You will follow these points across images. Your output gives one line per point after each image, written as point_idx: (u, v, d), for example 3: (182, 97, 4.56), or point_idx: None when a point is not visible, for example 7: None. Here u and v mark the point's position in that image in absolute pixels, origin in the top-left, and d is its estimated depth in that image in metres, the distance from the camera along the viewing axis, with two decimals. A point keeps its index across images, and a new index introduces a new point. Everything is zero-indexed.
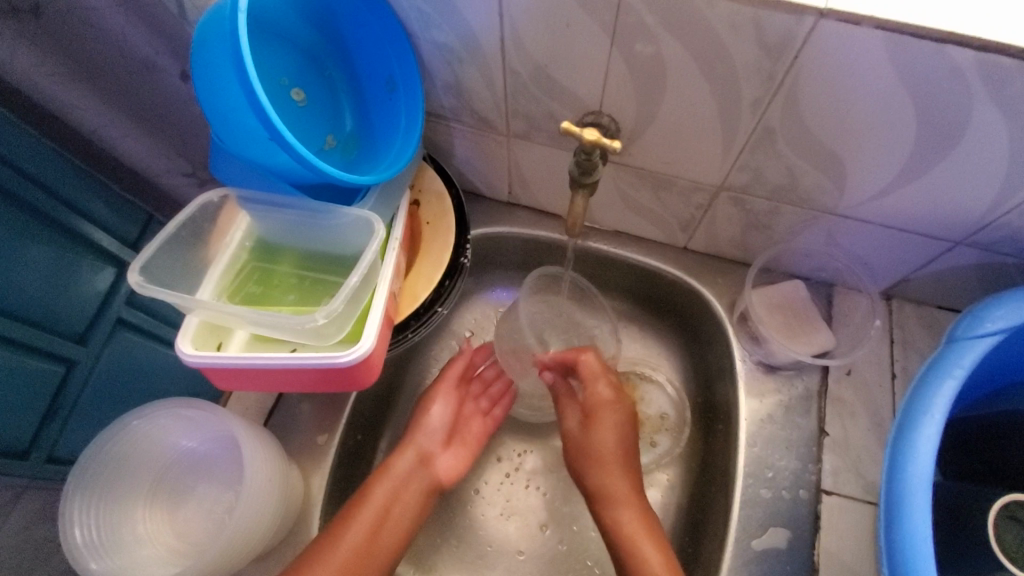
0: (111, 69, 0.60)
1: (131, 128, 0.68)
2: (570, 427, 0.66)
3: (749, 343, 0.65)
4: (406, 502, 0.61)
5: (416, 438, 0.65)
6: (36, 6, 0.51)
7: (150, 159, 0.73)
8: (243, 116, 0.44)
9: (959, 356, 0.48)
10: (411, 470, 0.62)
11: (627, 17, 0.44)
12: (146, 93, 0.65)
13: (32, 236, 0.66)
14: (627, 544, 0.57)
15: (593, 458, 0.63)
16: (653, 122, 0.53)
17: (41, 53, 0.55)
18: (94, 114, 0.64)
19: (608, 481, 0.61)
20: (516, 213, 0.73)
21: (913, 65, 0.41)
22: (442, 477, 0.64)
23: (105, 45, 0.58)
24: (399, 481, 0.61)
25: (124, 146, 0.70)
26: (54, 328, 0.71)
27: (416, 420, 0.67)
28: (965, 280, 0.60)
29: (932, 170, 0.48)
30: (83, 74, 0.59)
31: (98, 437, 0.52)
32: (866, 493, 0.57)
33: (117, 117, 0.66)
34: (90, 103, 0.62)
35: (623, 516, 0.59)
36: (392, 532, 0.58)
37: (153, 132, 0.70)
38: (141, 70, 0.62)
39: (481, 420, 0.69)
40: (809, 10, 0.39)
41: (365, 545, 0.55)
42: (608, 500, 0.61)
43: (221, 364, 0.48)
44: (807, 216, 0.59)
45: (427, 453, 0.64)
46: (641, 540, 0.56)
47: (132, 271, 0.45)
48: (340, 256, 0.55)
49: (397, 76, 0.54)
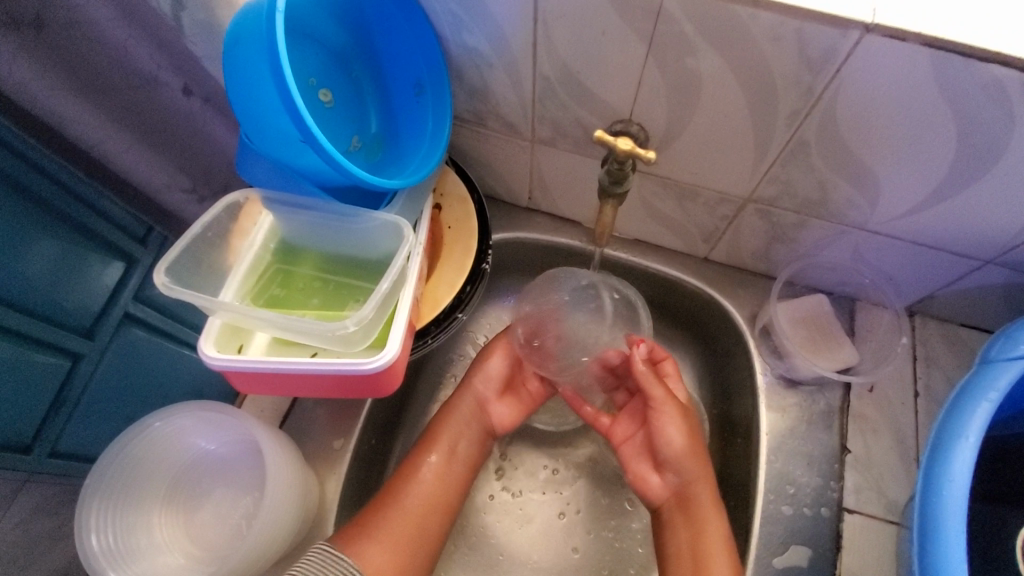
0: (112, 84, 0.61)
1: (131, 142, 0.67)
2: (671, 424, 0.60)
3: (771, 357, 0.65)
4: (469, 443, 0.63)
5: (472, 383, 0.65)
6: (36, 19, 0.52)
7: (150, 172, 0.72)
8: (274, 116, 0.43)
9: (993, 377, 0.48)
10: (469, 415, 0.64)
11: (664, 26, 0.43)
12: (145, 107, 0.66)
13: (41, 227, 0.64)
14: (707, 520, 0.56)
15: (693, 454, 0.58)
16: (684, 131, 0.52)
17: (43, 66, 0.54)
18: (95, 128, 0.63)
19: (699, 473, 0.58)
20: (536, 219, 0.72)
21: (959, 83, 0.40)
22: (498, 423, 0.65)
23: (108, 59, 0.59)
24: (458, 427, 0.63)
25: (122, 160, 0.68)
26: (64, 323, 0.70)
27: (472, 367, 0.67)
28: (992, 299, 0.60)
29: (968, 189, 0.48)
30: (87, 88, 0.59)
31: (118, 438, 0.51)
32: (889, 512, 0.57)
33: (118, 132, 0.65)
34: (91, 118, 0.62)
35: (707, 498, 0.57)
36: (460, 473, 0.61)
37: (155, 145, 0.70)
38: (143, 85, 0.63)
39: (535, 382, 0.68)
40: (854, 25, 0.39)
41: (437, 489, 0.59)
42: (697, 489, 0.58)
43: (244, 367, 0.47)
44: (834, 230, 0.58)
45: (482, 398, 0.65)
46: (713, 525, 0.56)
47: (158, 272, 0.44)
48: (365, 260, 0.54)
49: (425, 79, 0.54)
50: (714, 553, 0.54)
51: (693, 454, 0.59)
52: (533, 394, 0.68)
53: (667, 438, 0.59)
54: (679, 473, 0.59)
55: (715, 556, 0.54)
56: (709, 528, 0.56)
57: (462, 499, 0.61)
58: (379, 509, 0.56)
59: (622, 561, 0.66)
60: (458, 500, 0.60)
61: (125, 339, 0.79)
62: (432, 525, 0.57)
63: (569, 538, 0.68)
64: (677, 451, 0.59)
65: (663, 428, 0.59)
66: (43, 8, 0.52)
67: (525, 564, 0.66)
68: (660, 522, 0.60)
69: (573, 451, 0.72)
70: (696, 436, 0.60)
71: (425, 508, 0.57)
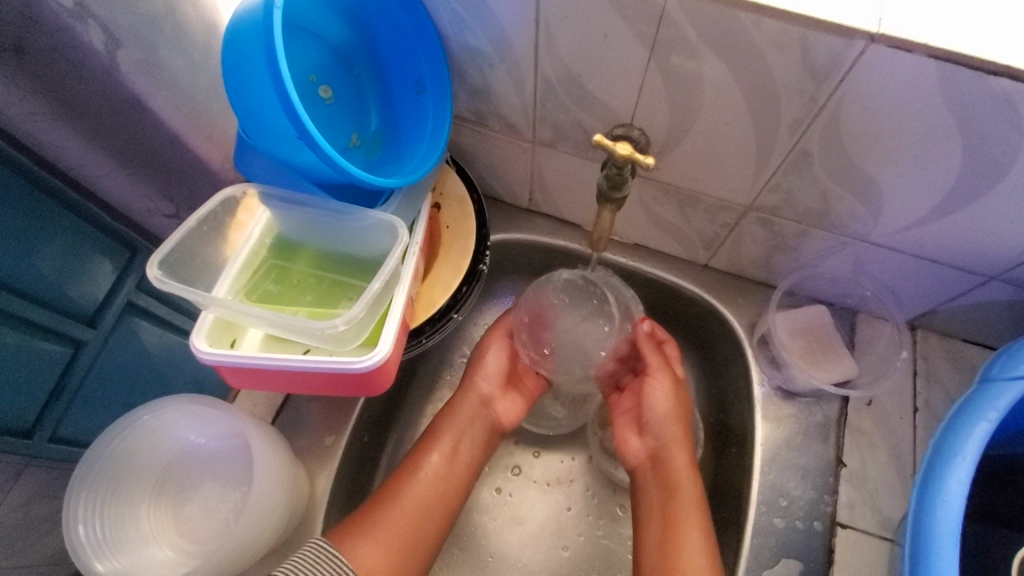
0: (94, 111, 0.57)
1: (116, 164, 0.64)
2: (659, 391, 0.63)
3: (769, 367, 0.64)
4: (469, 445, 0.62)
5: (474, 379, 0.66)
6: (16, 46, 0.47)
7: (130, 197, 0.70)
8: (269, 111, 0.43)
9: (993, 397, 0.47)
10: (472, 413, 0.64)
11: (668, 30, 0.42)
12: (134, 133, 0.61)
13: (49, 220, 0.64)
14: (680, 483, 0.59)
15: (674, 418, 0.62)
16: (685, 137, 0.52)
17: (21, 89, 0.51)
18: (77, 152, 0.60)
19: (676, 437, 0.62)
20: (536, 221, 0.72)
21: (966, 97, 0.39)
22: (503, 419, 0.66)
23: (90, 84, 0.54)
24: (461, 425, 0.63)
25: (104, 184, 0.67)
26: (67, 311, 0.70)
27: (472, 364, 0.67)
28: (996, 315, 0.58)
29: (973, 204, 0.47)
30: (70, 114, 0.56)
31: (106, 432, 0.52)
32: (883, 528, 0.56)
33: (101, 156, 0.62)
34: (73, 141, 0.59)
35: (681, 463, 0.60)
36: (461, 473, 0.60)
37: (139, 169, 0.67)
38: (126, 109, 0.58)
39: (534, 376, 0.69)
40: (859, 34, 0.38)
41: (432, 493, 0.57)
42: (675, 456, 0.61)
43: (235, 363, 0.47)
44: (836, 241, 0.57)
45: (486, 396, 0.65)
46: (683, 487, 0.58)
47: (151, 265, 0.45)
48: (361, 257, 0.54)
49: (426, 78, 0.53)
50: (687, 515, 0.56)
51: (674, 418, 0.62)
52: (529, 389, 0.69)
53: (654, 404, 0.63)
54: (657, 436, 0.62)
55: (687, 517, 0.56)
56: (681, 489, 0.58)
57: (459, 504, 0.60)
58: (372, 508, 0.55)
59: (613, 566, 0.66)
60: (454, 508, 0.59)
61: (127, 328, 0.80)
62: (427, 525, 0.56)
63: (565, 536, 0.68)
64: (659, 415, 0.63)
65: (649, 392, 0.63)
66: (26, 31, 0.47)
67: (514, 566, 0.66)
68: (636, 483, 0.63)
69: (567, 456, 0.72)
70: (681, 403, 0.63)
71: (420, 507, 0.56)
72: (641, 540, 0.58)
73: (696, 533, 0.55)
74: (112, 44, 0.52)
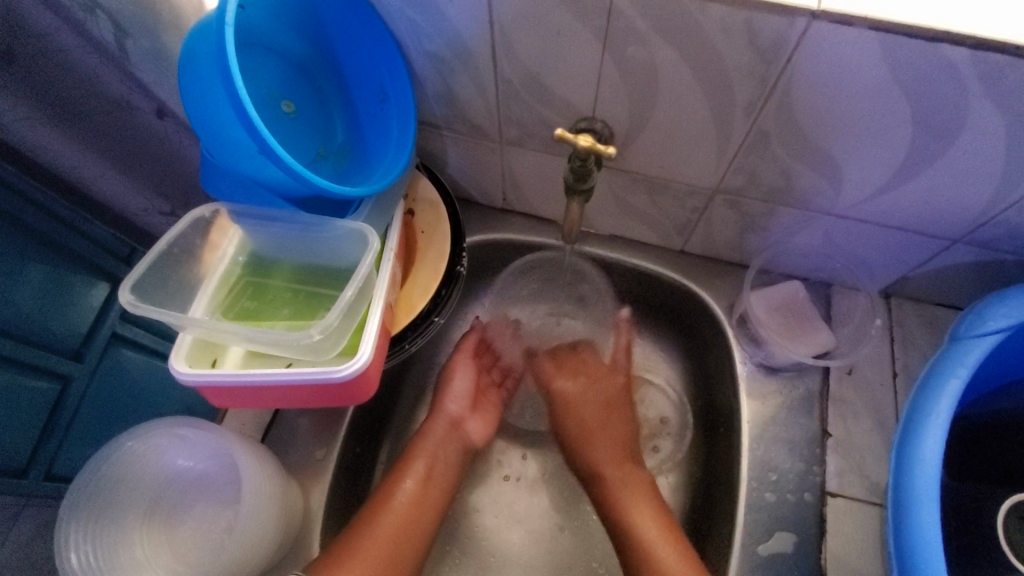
0: (83, 113, 0.58)
1: (105, 171, 0.66)
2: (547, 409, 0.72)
3: (749, 346, 0.65)
4: (442, 466, 0.64)
5: (443, 404, 0.67)
6: (7, 51, 0.49)
7: (121, 204, 0.72)
8: (232, 129, 0.44)
9: (963, 354, 0.50)
10: (444, 436, 0.65)
11: (618, 22, 0.43)
12: (126, 135, 0.64)
13: (28, 253, 0.64)
14: (630, 476, 0.64)
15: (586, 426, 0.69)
16: (647, 125, 0.52)
17: (16, 98, 0.53)
18: (67, 159, 0.62)
19: (594, 449, 0.67)
20: (510, 220, 0.72)
21: (908, 64, 0.40)
22: (474, 439, 0.68)
23: (80, 88, 0.56)
24: (435, 447, 0.64)
25: (100, 187, 0.68)
26: (51, 347, 0.69)
27: (439, 391, 0.69)
28: (963, 277, 0.60)
29: (926, 170, 0.48)
30: (60, 117, 0.57)
31: (94, 459, 0.53)
32: (872, 494, 0.57)
33: (80, 171, 0.64)
34: (67, 147, 0.61)
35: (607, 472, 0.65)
36: (434, 495, 0.62)
37: (131, 174, 0.68)
38: (118, 110, 0.60)
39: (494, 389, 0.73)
40: (801, 11, 0.39)
41: (409, 517, 0.59)
42: (601, 466, 0.66)
43: (216, 382, 0.48)
44: (803, 216, 0.58)
45: (457, 418, 0.67)
46: (629, 506, 0.61)
47: (123, 290, 0.45)
48: (334, 268, 0.54)
49: (388, 86, 0.54)
50: (627, 501, 0.62)
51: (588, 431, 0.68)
52: (495, 402, 0.71)
53: (565, 416, 0.70)
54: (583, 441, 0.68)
55: (630, 502, 0.62)
56: (632, 479, 0.64)
57: (433, 526, 0.61)
58: (351, 535, 0.55)
59: (614, 556, 0.66)
60: (430, 526, 0.61)
61: (112, 358, 0.78)
62: (407, 549, 0.58)
63: (567, 518, 0.69)
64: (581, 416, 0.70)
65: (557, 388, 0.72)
66: (14, 41, 0.49)
67: (514, 564, 0.66)
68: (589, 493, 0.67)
69: (559, 449, 0.72)
70: (584, 408, 0.70)
71: (398, 531, 0.57)
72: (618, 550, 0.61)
73: (647, 514, 0.60)
74: (119, 34, 0.51)
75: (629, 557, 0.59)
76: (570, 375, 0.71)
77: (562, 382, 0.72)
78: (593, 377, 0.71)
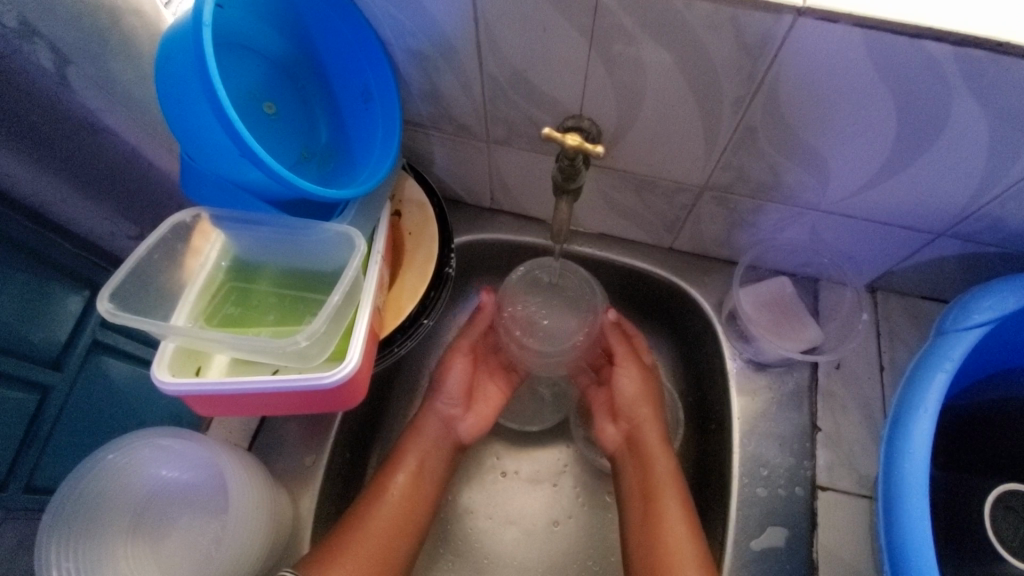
0: (58, 140, 0.57)
1: (68, 195, 0.62)
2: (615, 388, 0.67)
3: (738, 342, 0.65)
4: (436, 462, 0.63)
5: (434, 402, 0.66)
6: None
7: (92, 224, 0.68)
8: (211, 132, 0.43)
9: (950, 347, 0.50)
10: (435, 435, 0.64)
11: (605, 20, 0.43)
12: (95, 157, 0.62)
13: (11, 263, 0.61)
14: (654, 460, 0.62)
15: (643, 401, 0.65)
16: (635, 123, 0.52)
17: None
18: (37, 185, 0.59)
19: (646, 418, 0.65)
20: (498, 218, 0.72)
21: (892, 61, 0.40)
22: (465, 437, 0.66)
23: (48, 111, 0.54)
24: (428, 444, 0.63)
25: (61, 211, 0.64)
26: (29, 358, 0.66)
27: (437, 381, 0.67)
28: (947, 270, 0.61)
29: (911, 164, 0.48)
30: (37, 147, 0.56)
31: (73, 474, 0.52)
32: (862, 487, 0.57)
33: (53, 192, 0.61)
34: (27, 170, 0.57)
35: (653, 439, 0.63)
36: (427, 491, 0.61)
37: (96, 195, 0.65)
38: (81, 129, 0.58)
39: (503, 373, 0.72)
40: (787, 9, 0.39)
41: (403, 511, 0.59)
42: (655, 455, 0.62)
43: (199, 392, 0.47)
44: (789, 212, 0.59)
45: (448, 418, 0.66)
46: (671, 514, 0.57)
47: (101, 299, 0.44)
48: (321, 271, 0.54)
49: (372, 86, 0.53)
50: (665, 507, 0.58)
51: (642, 402, 0.65)
52: (502, 387, 0.71)
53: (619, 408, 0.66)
54: (629, 419, 0.65)
55: (665, 508, 0.58)
56: (655, 467, 0.61)
57: (428, 520, 0.61)
58: (345, 530, 0.55)
59: (607, 554, 0.66)
60: (424, 522, 0.61)
61: (95, 366, 0.75)
62: (403, 542, 0.58)
63: (563, 514, 0.69)
64: (627, 400, 0.66)
65: (617, 378, 0.67)
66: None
67: (507, 564, 0.66)
68: (614, 468, 0.65)
69: (553, 447, 0.72)
70: (641, 408, 0.65)
71: (393, 527, 0.57)
72: (624, 524, 0.60)
73: (676, 518, 0.57)
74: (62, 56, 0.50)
75: (646, 553, 0.56)
76: (630, 372, 0.66)
77: (618, 379, 0.66)
78: (643, 373, 0.67)
